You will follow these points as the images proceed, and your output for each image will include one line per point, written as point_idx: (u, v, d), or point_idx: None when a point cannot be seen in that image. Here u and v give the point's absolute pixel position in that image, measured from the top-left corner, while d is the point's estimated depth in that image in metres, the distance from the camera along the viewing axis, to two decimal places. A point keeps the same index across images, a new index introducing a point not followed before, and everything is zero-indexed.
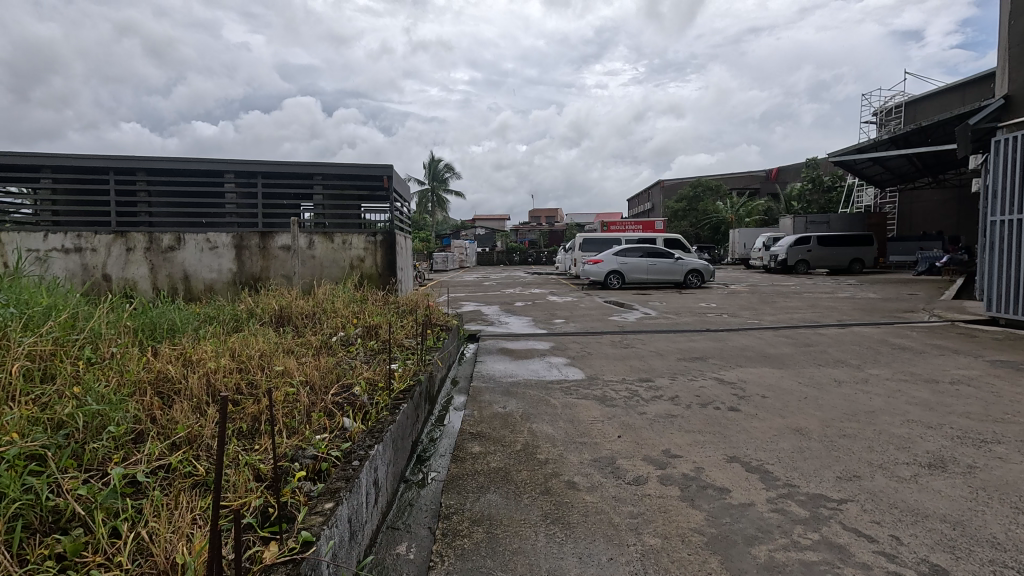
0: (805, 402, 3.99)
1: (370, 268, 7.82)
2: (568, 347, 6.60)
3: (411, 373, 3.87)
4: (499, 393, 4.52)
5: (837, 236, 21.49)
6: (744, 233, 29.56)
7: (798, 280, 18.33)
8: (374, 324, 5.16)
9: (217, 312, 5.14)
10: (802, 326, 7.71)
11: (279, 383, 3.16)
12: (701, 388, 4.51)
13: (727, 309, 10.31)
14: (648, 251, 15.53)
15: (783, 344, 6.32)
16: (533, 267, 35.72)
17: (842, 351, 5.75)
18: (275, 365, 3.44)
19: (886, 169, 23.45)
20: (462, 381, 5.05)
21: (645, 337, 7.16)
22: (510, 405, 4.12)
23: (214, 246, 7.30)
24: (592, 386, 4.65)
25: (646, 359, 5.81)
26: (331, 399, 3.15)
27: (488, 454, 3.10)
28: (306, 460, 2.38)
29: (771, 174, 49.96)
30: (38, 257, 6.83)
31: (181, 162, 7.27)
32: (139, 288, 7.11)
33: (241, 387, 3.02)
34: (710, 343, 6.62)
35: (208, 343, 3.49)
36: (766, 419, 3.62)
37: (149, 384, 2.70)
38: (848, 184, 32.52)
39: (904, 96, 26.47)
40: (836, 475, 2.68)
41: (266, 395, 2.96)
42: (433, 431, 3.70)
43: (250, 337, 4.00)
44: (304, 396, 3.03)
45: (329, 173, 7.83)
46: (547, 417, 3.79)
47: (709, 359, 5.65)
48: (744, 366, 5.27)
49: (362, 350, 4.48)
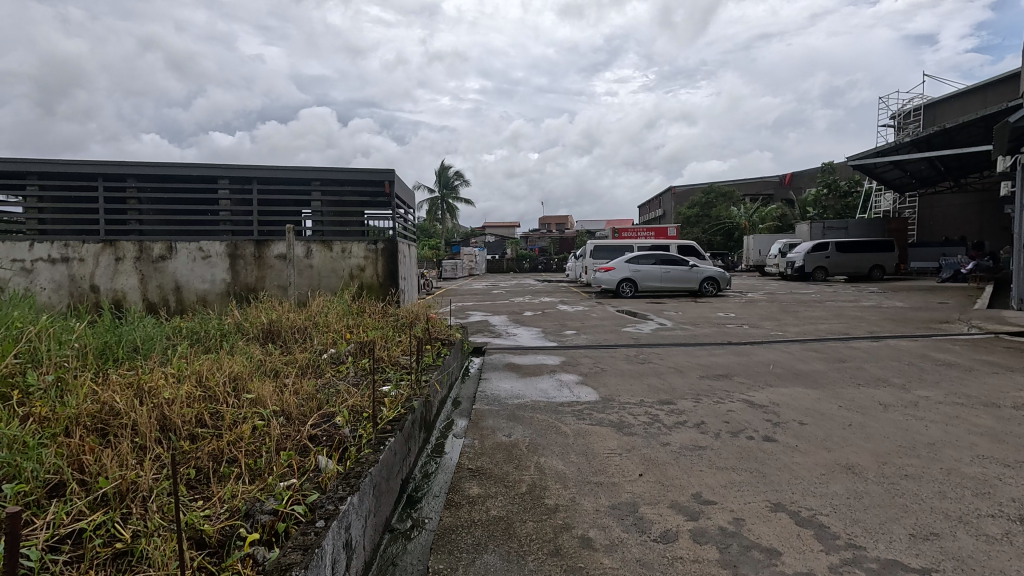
0: (851, 431, 3.51)
1: (370, 278, 7.44)
2: (580, 362, 6.15)
3: (404, 398, 3.44)
4: (503, 417, 4.07)
5: (857, 242, 20.82)
6: (758, 240, 28.91)
7: (818, 288, 17.70)
8: (368, 339, 4.73)
9: (199, 327, 4.77)
10: (831, 338, 7.20)
11: (248, 413, 2.74)
12: (729, 413, 4.04)
13: (748, 320, 9.79)
14: (661, 259, 15.04)
15: (814, 360, 5.82)
16: (543, 275, 35.27)
17: (881, 368, 5.24)
18: (247, 392, 3.04)
19: (907, 172, 22.79)
20: (464, 402, 4.61)
21: (662, 351, 6.68)
22: (515, 433, 3.68)
23: (207, 256, 6.96)
24: (607, 410, 4.20)
25: (665, 376, 5.34)
26: (308, 434, 2.73)
27: (488, 499, 2.65)
28: (263, 517, 1.95)
29: (784, 180, 49.21)
30: (23, 267, 6.54)
31: (173, 168, 6.95)
32: (129, 299, 6.79)
33: (203, 422, 2.62)
34: (734, 357, 6.13)
35: (173, 366, 3.09)
36: (811, 452, 3.14)
37: (87, 420, 2.30)
38: (865, 189, 31.76)
39: (923, 99, 25.80)
40: (909, 532, 2.21)
41: (230, 430, 2.56)
42: (428, 465, 3.26)
43: (225, 358, 3.61)
44: (274, 430, 2.61)
45: (328, 179, 7.48)
46: (556, 448, 3.35)
47: (734, 377, 5.17)
48: (774, 386, 4.80)
49: (352, 370, 4.07)
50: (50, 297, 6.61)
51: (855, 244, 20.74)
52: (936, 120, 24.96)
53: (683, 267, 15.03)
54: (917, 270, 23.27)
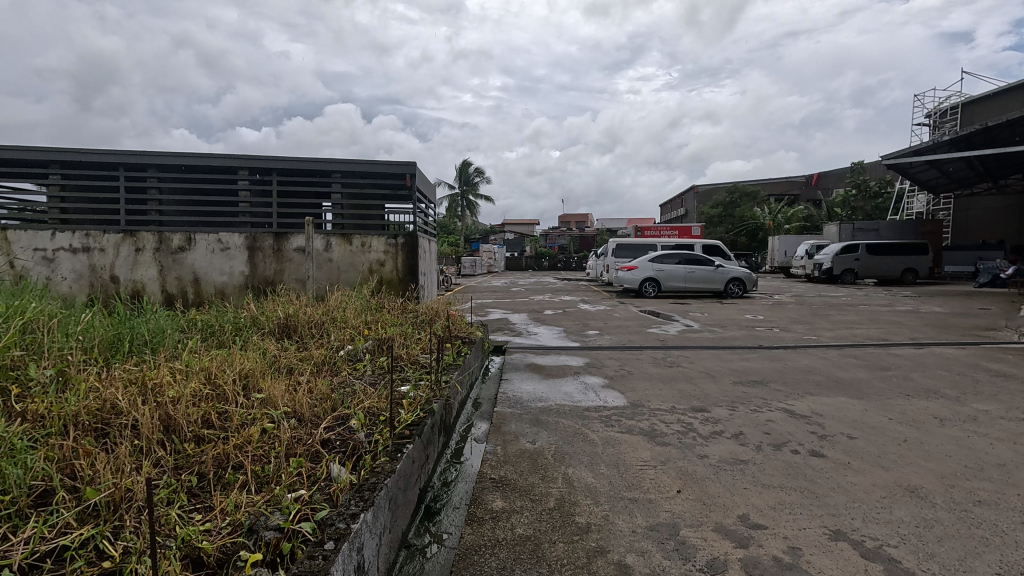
0: (908, 448, 3.21)
1: (390, 273, 7.28)
2: (604, 364, 5.90)
3: (423, 400, 3.24)
4: (526, 421, 3.86)
5: (889, 244, 20.10)
6: (784, 241, 28.21)
7: (848, 291, 17.13)
8: (386, 335, 4.55)
9: (214, 320, 4.64)
10: (871, 344, 6.82)
11: (257, 414, 2.57)
12: (769, 423, 3.76)
13: (778, 323, 9.41)
14: (686, 258, 14.65)
15: (855, 367, 5.49)
16: (562, 273, 34.91)
17: (931, 378, 4.89)
18: (258, 392, 2.87)
19: (943, 173, 21.95)
20: (484, 404, 4.40)
21: (690, 354, 6.39)
22: (539, 440, 3.46)
23: (226, 248, 6.87)
24: (636, 417, 3.96)
25: (695, 381, 5.07)
26: (321, 438, 2.55)
27: (512, 514, 2.44)
28: (268, 534, 1.76)
29: (811, 179, 48.03)
30: (45, 256, 6.52)
31: (192, 158, 6.87)
32: (148, 291, 6.73)
33: (211, 424, 2.46)
34: (768, 363, 5.81)
35: (182, 362, 2.94)
36: (867, 471, 2.86)
37: (86, 419, 2.15)
38: (897, 190, 30.75)
39: (960, 97, 24.81)
40: (994, 572, 1.93)
41: (238, 433, 2.39)
42: (447, 472, 3.07)
43: (237, 354, 3.45)
44: (285, 434, 2.44)
45: (348, 171, 7.33)
46: (584, 458, 3.12)
47: (770, 384, 4.88)
48: (814, 394, 4.50)
49: (370, 369, 3.90)
50: (71, 287, 6.59)
51: (887, 246, 20.03)
52: (974, 119, 23.98)
53: (708, 268, 14.62)
54: (951, 274, 22.44)
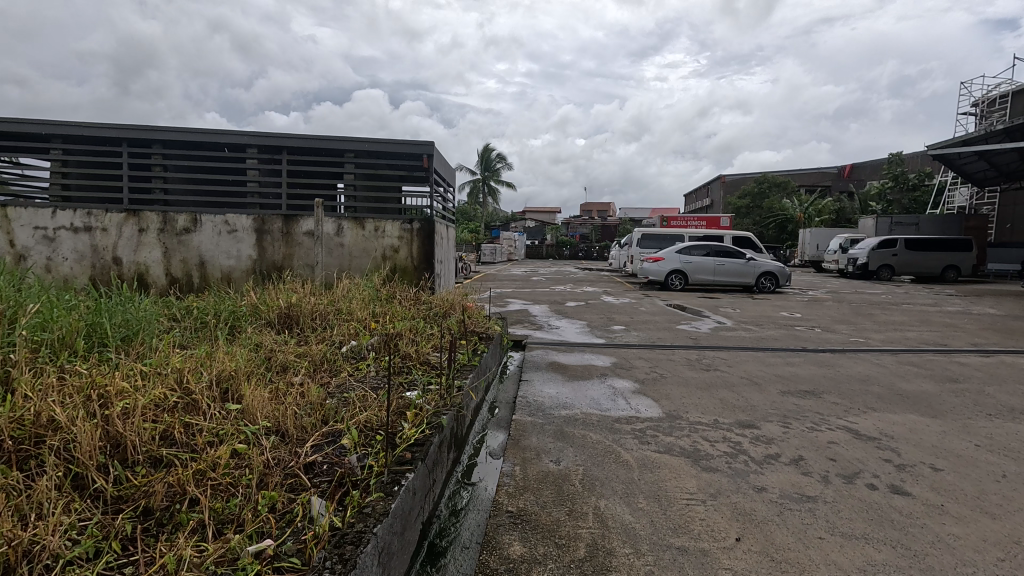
0: (1011, 487, 2.66)
1: (404, 260, 6.84)
2: (634, 365, 5.38)
3: (431, 412, 2.79)
4: (549, 434, 3.38)
5: (930, 240, 19.00)
6: (816, 234, 27.08)
7: (886, 288, 16.24)
8: (394, 330, 4.11)
9: (209, 309, 4.26)
10: (929, 350, 6.16)
11: (230, 429, 2.16)
12: (833, 446, 3.23)
13: (818, 322, 8.74)
14: (715, 250, 13.93)
15: (918, 378, 4.88)
16: (583, 263, 34.21)
17: (1011, 395, 4.28)
18: (238, 400, 2.46)
19: (991, 165, 20.67)
20: (501, 409, 3.96)
21: (728, 356, 5.83)
22: (564, 460, 2.98)
23: (233, 230, 6.51)
24: (676, 432, 3.46)
25: (738, 390, 4.53)
26: (305, 464, 2.12)
27: (533, 567, 1.98)
28: None
29: (844, 170, 46.24)
30: (46, 235, 6.23)
31: (199, 134, 6.49)
32: (152, 274, 6.41)
33: (173, 443, 2.05)
34: (816, 369, 5.25)
35: (151, 362, 2.55)
36: (971, 521, 2.32)
37: (9, 441, 1.74)
38: (938, 182, 29.22)
39: (1012, 84, 23.29)
40: None
41: (202, 456, 1.97)
42: (457, 498, 2.63)
43: (222, 353, 3.03)
44: (261, 459, 2.01)
45: (362, 150, 6.87)
46: (618, 487, 2.64)
47: (823, 395, 4.33)
48: (879, 410, 3.93)
49: (374, 369, 3.46)
50: (72, 268, 6.30)
51: (929, 242, 18.91)
52: None
53: (739, 261, 13.89)
54: (995, 273, 21.22)
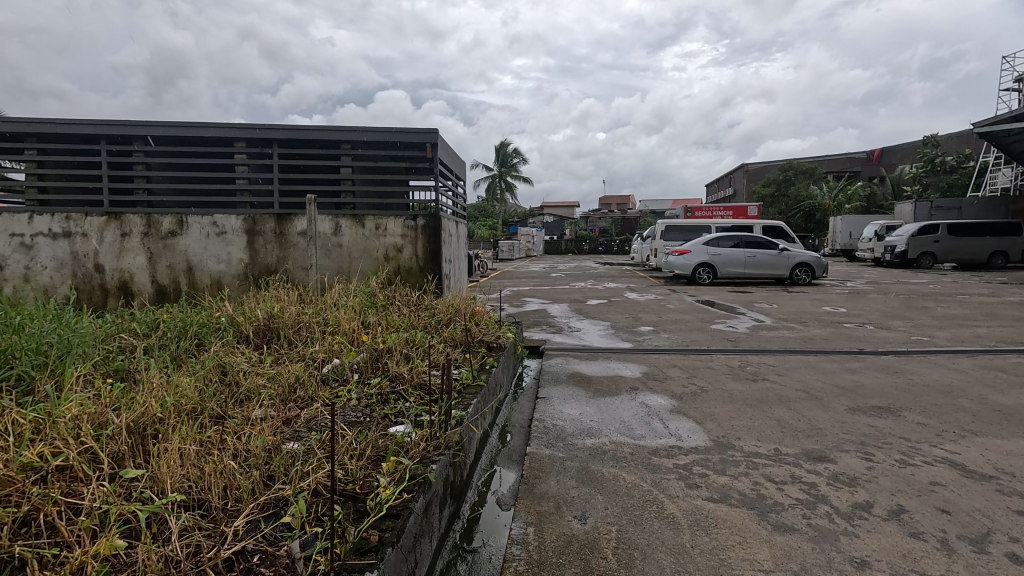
0: None
1: (408, 260, 6.22)
2: (668, 375, 4.68)
3: (416, 461, 2.15)
4: (573, 476, 2.71)
5: (976, 224, 17.73)
6: (847, 221, 25.78)
7: (930, 277, 15.10)
8: (386, 345, 3.49)
9: (172, 324, 3.67)
10: (1009, 351, 5.32)
11: (123, 508, 1.55)
12: (940, 491, 2.48)
13: (868, 317, 7.89)
14: (745, 241, 13.07)
15: (1012, 388, 4.08)
16: (603, 258, 33.32)
17: None
18: (154, 456, 1.85)
19: None
20: (514, 439, 3.29)
21: (775, 362, 5.08)
22: (592, 516, 2.30)
23: (222, 232, 5.95)
24: (732, 470, 2.76)
25: (795, 405, 3.81)
26: (225, 558, 1.48)
27: None
28: None
29: (874, 154, 44.30)
30: (23, 243, 5.75)
31: (182, 128, 5.99)
32: (136, 282, 5.90)
33: (32, 536, 1.44)
34: (884, 377, 4.48)
35: (47, 408, 1.96)
36: None
37: None
38: (978, 163, 27.64)
39: None
40: None
41: (66, 558, 1.36)
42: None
43: (155, 384, 2.42)
44: (153, 557, 1.39)
45: (360, 141, 6.30)
46: (666, 564, 1.95)
47: (902, 413, 3.59)
48: (981, 434, 3.17)
49: (354, 399, 2.82)
50: (52, 278, 5.81)
51: (971, 225, 17.71)
52: None
53: (771, 252, 13.01)
54: None
